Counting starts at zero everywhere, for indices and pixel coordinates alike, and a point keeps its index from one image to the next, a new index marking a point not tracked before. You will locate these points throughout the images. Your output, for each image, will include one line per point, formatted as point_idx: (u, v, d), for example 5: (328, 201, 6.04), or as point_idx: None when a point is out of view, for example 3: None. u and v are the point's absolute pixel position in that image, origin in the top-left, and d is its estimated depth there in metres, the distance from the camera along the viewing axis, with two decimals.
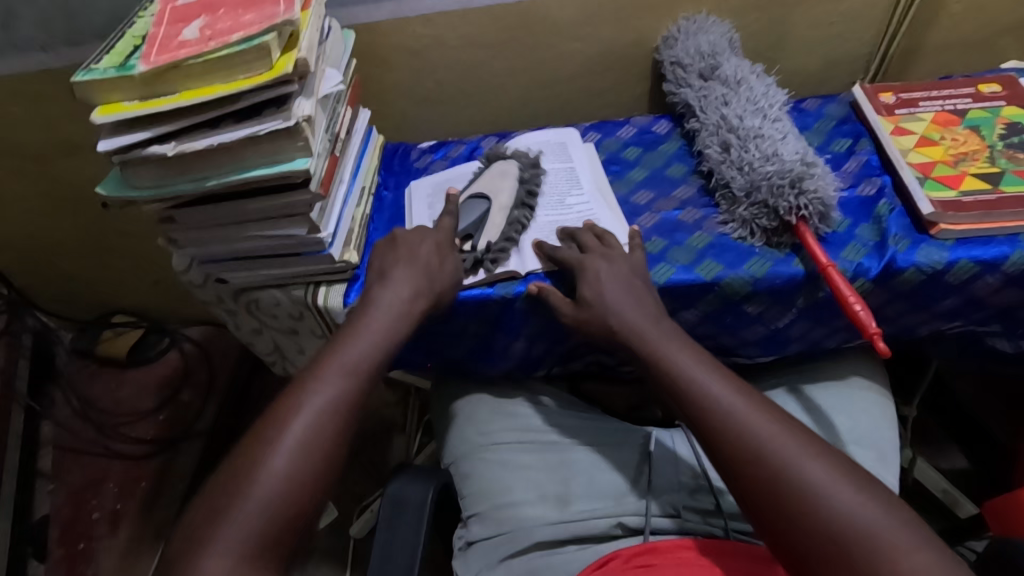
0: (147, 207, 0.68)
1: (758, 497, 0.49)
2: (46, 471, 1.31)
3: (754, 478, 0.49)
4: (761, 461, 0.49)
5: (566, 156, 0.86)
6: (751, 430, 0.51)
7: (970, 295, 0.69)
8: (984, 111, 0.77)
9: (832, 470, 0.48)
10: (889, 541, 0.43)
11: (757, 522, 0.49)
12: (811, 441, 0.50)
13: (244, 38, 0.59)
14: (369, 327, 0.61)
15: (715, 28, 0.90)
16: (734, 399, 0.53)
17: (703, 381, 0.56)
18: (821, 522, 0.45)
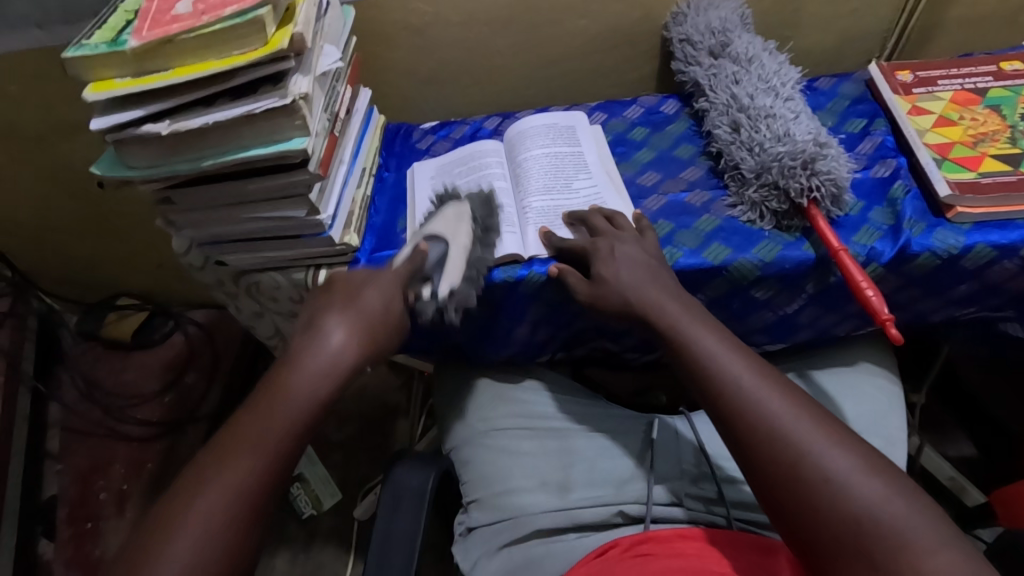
0: (143, 188, 0.67)
1: (778, 486, 0.47)
2: (54, 452, 1.32)
3: (774, 466, 0.48)
4: (782, 448, 0.48)
5: (573, 138, 0.84)
6: (772, 416, 0.49)
7: (986, 280, 0.67)
8: (1005, 90, 0.74)
9: (856, 459, 0.46)
10: (914, 535, 0.42)
11: (772, 509, 0.48)
12: (834, 429, 0.49)
13: (238, 12, 0.57)
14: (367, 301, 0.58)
15: (726, 3, 0.87)
16: (754, 381, 0.52)
17: (723, 363, 0.54)
18: (845, 513, 0.44)
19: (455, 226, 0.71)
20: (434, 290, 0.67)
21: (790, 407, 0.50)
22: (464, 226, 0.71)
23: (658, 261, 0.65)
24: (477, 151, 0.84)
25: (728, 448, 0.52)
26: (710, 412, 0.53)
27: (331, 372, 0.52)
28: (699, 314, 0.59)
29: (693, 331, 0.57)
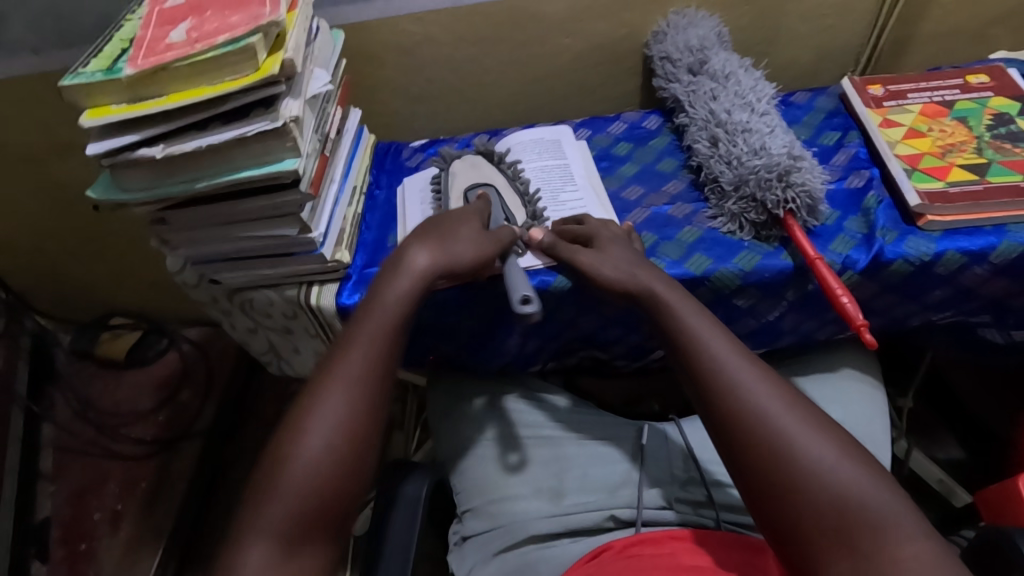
0: (138, 210, 0.69)
1: (768, 472, 0.48)
2: (47, 472, 1.31)
3: (765, 452, 0.49)
4: (768, 434, 0.49)
5: (559, 152, 0.86)
6: (759, 402, 0.51)
7: (959, 285, 0.69)
8: (972, 102, 0.77)
9: (838, 450, 0.48)
10: (893, 522, 0.45)
11: (756, 495, 0.49)
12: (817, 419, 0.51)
13: (230, 39, 0.59)
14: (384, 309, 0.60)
15: (704, 22, 0.90)
16: (743, 367, 0.53)
17: (713, 349, 0.55)
18: (825, 498, 0.46)
19: (479, 172, 0.79)
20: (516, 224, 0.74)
21: (776, 395, 0.52)
22: (489, 168, 0.80)
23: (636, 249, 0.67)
24: None
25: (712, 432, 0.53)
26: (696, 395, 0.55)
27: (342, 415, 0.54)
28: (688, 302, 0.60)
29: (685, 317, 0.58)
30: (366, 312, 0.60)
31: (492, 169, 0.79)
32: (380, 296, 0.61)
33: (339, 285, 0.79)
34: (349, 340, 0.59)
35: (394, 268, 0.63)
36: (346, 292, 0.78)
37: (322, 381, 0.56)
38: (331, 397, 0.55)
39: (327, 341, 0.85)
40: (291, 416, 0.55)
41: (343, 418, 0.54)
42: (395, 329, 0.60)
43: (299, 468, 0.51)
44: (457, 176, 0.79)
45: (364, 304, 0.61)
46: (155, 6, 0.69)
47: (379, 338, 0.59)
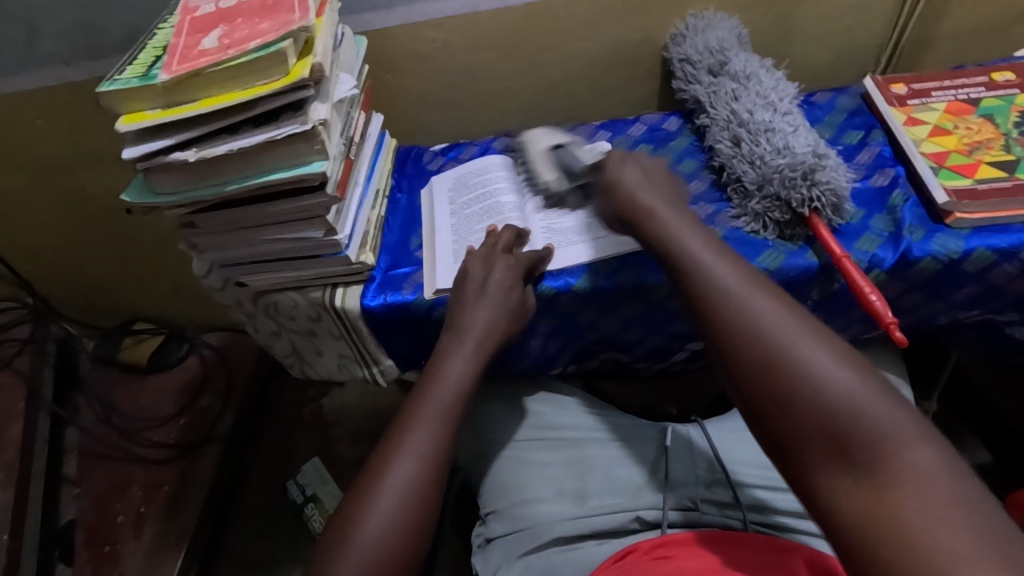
0: (169, 213, 0.70)
1: (750, 353, 0.46)
2: (72, 476, 1.33)
3: (756, 342, 0.46)
4: (773, 369, 0.44)
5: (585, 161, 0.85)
6: (859, 408, 0.40)
7: (988, 283, 0.68)
8: (998, 99, 0.77)
9: (866, 385, 0.41)
10: (891, 431, 0.39)
11: (750, 381, 0.45)
12: (840, 351, 0.44)
13: (261, 45, 0.60)
14: (457, 367, 0.65)
15: (724, 24, 0.90)
16: (763, 307, 0.48)
17: (729, 286, 0.50)
18: (833, 425, 0.41)
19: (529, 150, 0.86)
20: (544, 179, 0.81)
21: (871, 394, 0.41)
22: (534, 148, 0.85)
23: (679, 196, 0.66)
24: (489, 166, 0.87)
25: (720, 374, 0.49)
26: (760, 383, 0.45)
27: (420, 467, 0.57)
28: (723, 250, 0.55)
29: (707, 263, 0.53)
30: (425, 389, 0.63)
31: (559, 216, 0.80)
32: (437, 379, 0.64)
33: (363, 288, 0.79)
34: (411, 415, 0.61)
35: (456, 337, 0.67)
36: (369, 294, 0.79)
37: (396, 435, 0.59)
38: (402, 461, 0.57)
39: (350, 343, 0.86)
40: (361, 482, 0.57)
41: (406, 486, 0.56)
42: (454, 405, 0.62)
43: (372, 528, 0.53)
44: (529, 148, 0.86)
45: (425, 380, 0.65)
46: (185, 15, 0.71)
47: (436, 419, 0.61)
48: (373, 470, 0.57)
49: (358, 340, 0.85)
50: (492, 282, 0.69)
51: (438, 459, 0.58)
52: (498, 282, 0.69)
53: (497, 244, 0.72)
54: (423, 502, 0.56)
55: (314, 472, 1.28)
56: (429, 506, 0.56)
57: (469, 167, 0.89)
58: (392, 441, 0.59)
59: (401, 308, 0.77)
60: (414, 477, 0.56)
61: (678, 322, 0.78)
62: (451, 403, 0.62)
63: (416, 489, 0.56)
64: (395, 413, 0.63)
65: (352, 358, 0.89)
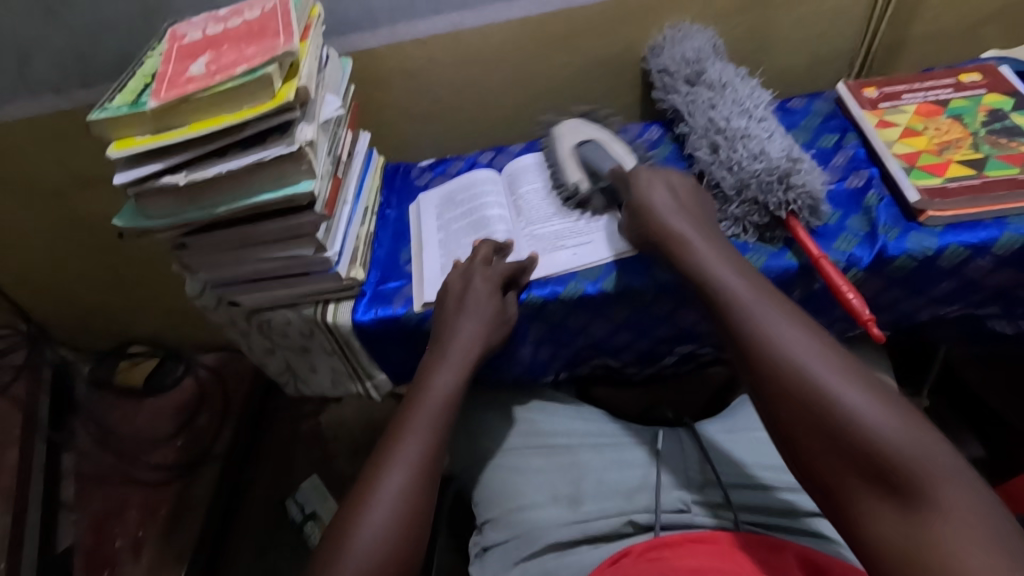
0: (161, 235, 0.71)
1: (791, 392, 0.50)
2: (69, 502, 1.32)
3: (792, 383, 0.50)
4: (818, 409, 0.48)
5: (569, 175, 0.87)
6: (890, 447, 0.44)
7: (964, 278, 0.70)
8: (966, 100, 0.79)
9: (909, 429, 0.45)
10: (923, 468, 0.43)
11: (791, 417, 0.49)
12: (874, 388, 0.48)
13: (248, 70, 0.62)
14: (445, 379, 0.66)
15: (699, 35, 0.93)
16: (802, 347, 0.51)
17: (764, 326, 0.54)
18: (880, 466, 0.44)
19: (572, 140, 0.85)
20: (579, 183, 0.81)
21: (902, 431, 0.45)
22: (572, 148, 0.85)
23: (711, 223, 0.68)
24: (476, 179, 0.89)
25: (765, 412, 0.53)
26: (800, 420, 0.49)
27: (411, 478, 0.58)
28: (754, 284, 0.59)
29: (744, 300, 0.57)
30: (413, 402, 0.65)
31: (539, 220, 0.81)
32: (423, 394, 0.65)
33: (354, 302, 0.81)
34: (401, 428, 0.63)
35: (440, 350, 0.69)
36: (360, 308, 0.80)
37: (387, 447, 0.61)
38: (394, 472, 0.58)
39: (344, 358, 0.87)
40: (354, 494, 0.58)
41: (398, 496, 0.57)
42: (441, 417, 0.64)
43: (365, 539, 0.54)
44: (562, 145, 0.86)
45: (413, 393, 0.66)
46: (174, 42, 0.73)
47: (426, 430, 0.62)
48: (366, 482, 0.59)
49: (351, 355, 0.86)
50: (472, 293, 0.71)
51: (428, 469, 0.60)
52: (480, 294, 0.71)
53: (475, 257, 0.74)
54: (415, 512, 0.57)
55: (313, 489, 1.28)
56: (421, 516, 0.57)
57: (457, 182, 0.91)
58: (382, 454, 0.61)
59: (393, 321, 0.79)
60: (405, 486, 0.58)
61: (666, 325, 0.79)
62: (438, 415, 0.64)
63: (410, 498, 0.57)
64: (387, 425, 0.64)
65: (346, 372, 0.90)
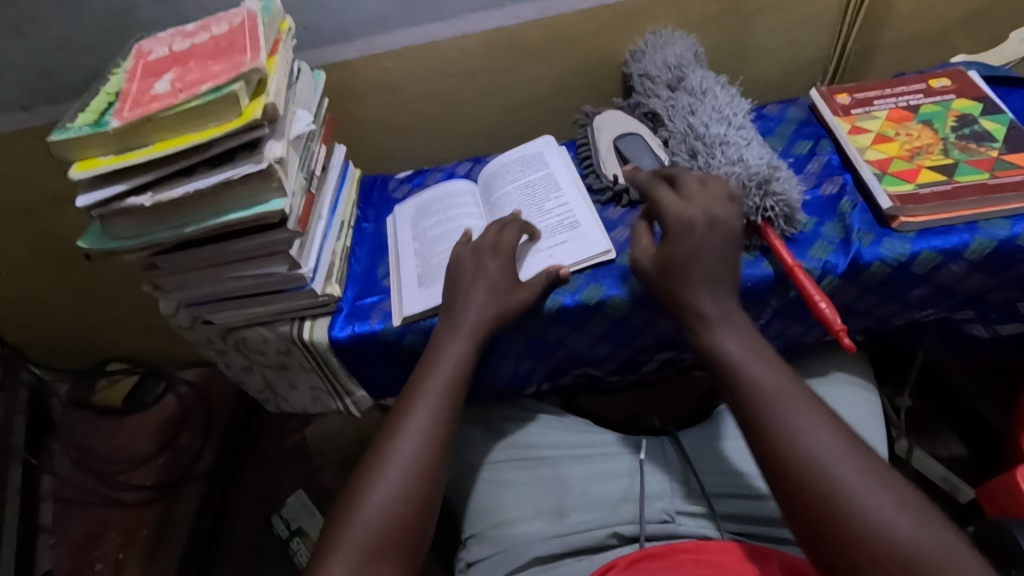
0: (129, 256, 0.70)
1: (807, 477, 0.51)
2: (47, 525, 1.28)
3: (805, 468, 0.51)
4: (830, 497, 0.50)
5: (542, 164, 0.88)
6: (905, 548, 0.46)
7: (938, 283, 0.70)
8: (936, 105, 0.80)
9: (920, 521, 0.48)
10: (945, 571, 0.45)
11: (805, 503, 0.51)
12: (884, 473, 0.51)
13: (211, 89, 0.61)
14: (434, 397, 0.65)
15: (681, 41, 0.93)
16: (811, 424, 0.53)
17: (777, 399, 0.55)
18: (891, 556, 0.47)
19: (620, 122, 0.88)
20: (616, 176, 0.83)
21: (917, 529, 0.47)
22: (619, 126, 0.88)
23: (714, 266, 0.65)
24: (455, 190, 0.88)
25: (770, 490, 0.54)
26: (811, 510, 0.50)
27: (395, 494, 0.59)
28: (786, 384, 0.56)
29: (752, 362, 0.57)
30: (400, 419, 0.64)
31: (635, 121, 0.88)
32: (418, 399, 0.65)
33: (331, 319, 0.80)
34: (387, 446, 0.62)
35: (452, 331, 0.69)
36: (337, 325, 0.79)
37: (372, 463, 0.62)
38: (375, 490, 0.59)
39: (322, 375, 0.85)
40: (337, 510, 0.60)
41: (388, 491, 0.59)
42: (429, 436, 0.63)
43: (362, 532, 0.56)
44: (605, 135, 0.87)
45: (402, 405, 0.66)
46: (139, 59, 0.72)
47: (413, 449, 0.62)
48: (362, 479, 0.60)
49: (329, 372, 0.84)
50: (484, 273, 0.71)
51: (418, 478, 0.60)
52: (474, 302, 0.69)
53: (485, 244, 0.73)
54: (396, 530, 0.57)
55: (299, 504, 1.27)
56: (404, 534, 0.58)
57: (437, 190, 0.90)
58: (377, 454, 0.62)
59: (370, 337, 0.77)
60: (405, 488, 0.59)
61: (645, 335, 0.79)
62: (439, 420, 0.64)
63: (407, 500, 0.59)
64: (375, 439, 0.64)
65: (325, 389, 0.88)
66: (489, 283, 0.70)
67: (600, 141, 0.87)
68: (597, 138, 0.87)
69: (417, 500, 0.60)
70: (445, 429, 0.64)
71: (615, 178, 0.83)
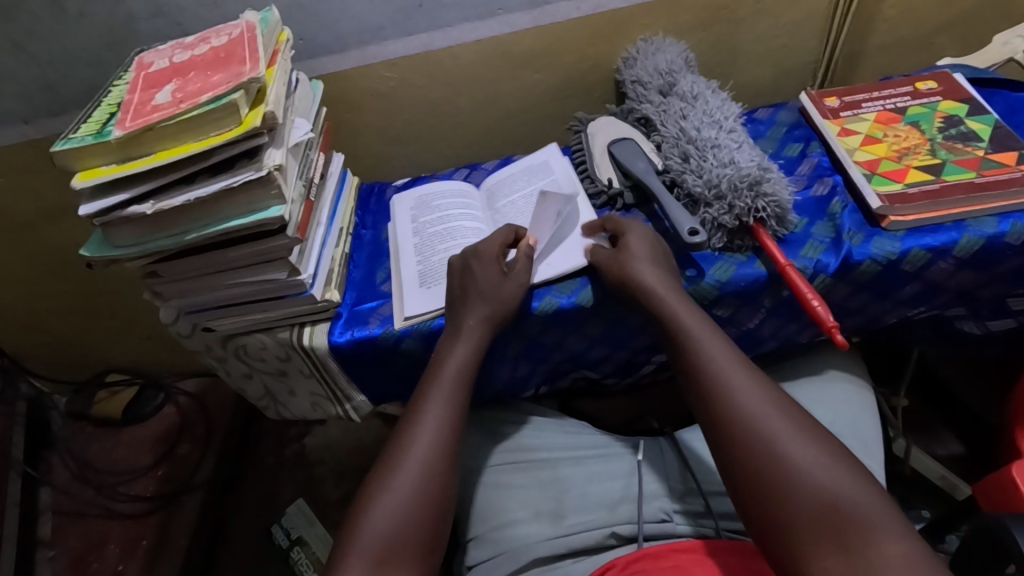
0: (130, 264, 0.71)
1: (744, 431, 0.55)
2: (47, 538, 1.28)
3: (742, 424, 0.56)
4: (765, 457, 0.53)
5: (548, 172, 0.89)
6: (825, 496, 0.50)
7: (928, 280, 0.71)
8: (923, 107, 0.81)
9: (848, 477, 0.51)
10: (865, 518, 0.49)
11: (737, 454, 0.55)
12: (823, 442, 0.54)
13: (213, 97, 0.62)
14: (444, 404, 0.66)
15: (671, 48, 0.94)
16: (752, 394, 0.57)
17: (723, 372, 0.59)
18: (817, 505, 0.50)
19: (613, 127, 0.89)
20: (611, 180, 0.84)
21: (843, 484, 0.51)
22: (613, 131, 0.89)
23: (667, 264, 0.70)
24: (457, 192, 0.89)
25: (716, 457, 0.58)
26: (742, 461, 0.55)
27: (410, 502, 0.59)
28: (735, 354, 0.61)
29: (704, 339, 0.62)
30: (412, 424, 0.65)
31: (627, 126, 0.90)
32: (426, 404, 0.66)
33: (330, 324, 0.80)
34: (399, 450, 0.63)
35: (454, 336, 0.70)
36: (337, 329, 0.79)
37: (385, 470, 0.62)
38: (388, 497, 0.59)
39: (322, 381, 0.86)
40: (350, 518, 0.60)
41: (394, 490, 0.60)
42: (442, 439, 0.64)
43: (374, 531, 0.57)
44: (598, 140, 0.89)
45: (411, 413, 0.66)
46: (140, 71, 0.73)
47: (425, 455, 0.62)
48: (372, 486, 0.61)
49: (329, 377, 0.85)
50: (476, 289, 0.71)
51: (431, 484, 0.61)
52: (476, 311, 0.70)
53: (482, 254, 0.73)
54: (410, 538, 0.57)
55: (300, 515, 1.24)
56: (416, 543, 0.57)
57: (438, 188, 0.91)
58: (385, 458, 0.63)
59: (368, 342, 0.78)
60: (417, 494, 0.60)
61: (641, 337, 0.79)
62: (445, 427, 0.64)
63: (420, 503, 0.59)
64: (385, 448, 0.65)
65: (325, 396, 0.89)
66: (483, 294, 0.70)
67: (594, 145, 0.88)
68: (592, 144, 0.89)
69: (431, 505, 0.60)
70: (453, 435, 0.65)
71: (609, 182, 0.84)
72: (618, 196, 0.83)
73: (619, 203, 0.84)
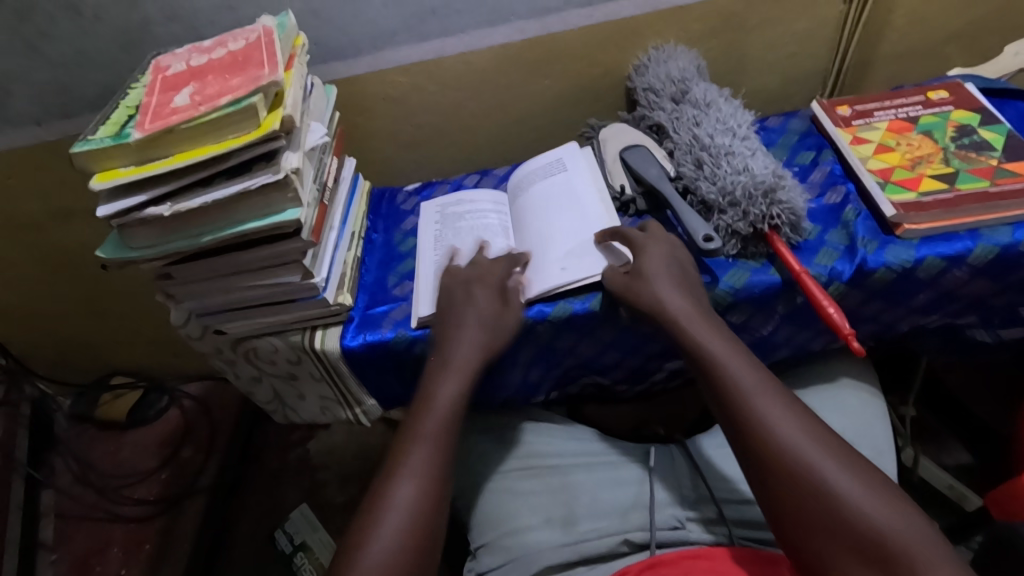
0: (145, 266, 0.71)
1: (778, 459, 0.55)
2: (48, 541, 1.27)
3: (775, 451, 0.56)
4: (801, 485, 0.54)
5: (564, 170, 0.88)
6: (866, 523, 0.50)
7: (942, 288, 0.71)
8: (935, 116, 0.82)
9: (887, 505, 0.51)
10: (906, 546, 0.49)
11: (773, 482, 0.55)
12: (855, 464, 0.54)
13: (232, 101, 0.62)
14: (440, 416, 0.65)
15: (683, 56, 0.95)
16: (784, 420, 0.57)
17: (754, 399, 0.59)
18: (857, 533, 0.50)
19: (625, 133, 0.89)
20: (624, 187, 0.84)
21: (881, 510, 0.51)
22: (626, 138, 0.89)
23: (693, 282, 0.69)
24: (478, 200, 0.90)
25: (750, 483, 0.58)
26: (778, 489, 0.55)
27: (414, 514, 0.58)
28: (763, 378, 0.60)
29: (730, 362, 0.61)
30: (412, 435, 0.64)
31: (639, 133, 0.90)
32: (423, 416, 0.65)
33: (342, 328, 0.80)
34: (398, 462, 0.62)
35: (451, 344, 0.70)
36: (350, 333, 0.79)
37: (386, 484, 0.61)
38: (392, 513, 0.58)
39: (332, 384, 0.86)
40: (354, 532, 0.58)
41: (415, 498, 0.59)
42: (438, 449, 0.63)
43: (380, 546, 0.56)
44: (610, 146, 0.89)
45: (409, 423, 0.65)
46: (157, 74, 0.73)
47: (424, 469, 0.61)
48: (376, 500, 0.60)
49: (339, 381, 0.85)
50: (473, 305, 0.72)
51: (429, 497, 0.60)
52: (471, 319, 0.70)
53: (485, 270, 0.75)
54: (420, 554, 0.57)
55: (302, 517, 1.23)
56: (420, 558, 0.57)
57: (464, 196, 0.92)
58: (393, 464, 0.62)
59: (381, 346, 0.78)
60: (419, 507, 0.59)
61: (653, 343, 0.79)
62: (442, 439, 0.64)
63: (425, 510, 0.59)
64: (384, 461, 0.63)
65: (335, 399, 0.89)
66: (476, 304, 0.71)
67: (607, 151, 0.88)
68: (604, 151, 0.89)
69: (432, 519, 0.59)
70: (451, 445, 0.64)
71: (621, 189, 0.84)
72: (630, 203, 0.84)
73: (631, 211, 0.84)
